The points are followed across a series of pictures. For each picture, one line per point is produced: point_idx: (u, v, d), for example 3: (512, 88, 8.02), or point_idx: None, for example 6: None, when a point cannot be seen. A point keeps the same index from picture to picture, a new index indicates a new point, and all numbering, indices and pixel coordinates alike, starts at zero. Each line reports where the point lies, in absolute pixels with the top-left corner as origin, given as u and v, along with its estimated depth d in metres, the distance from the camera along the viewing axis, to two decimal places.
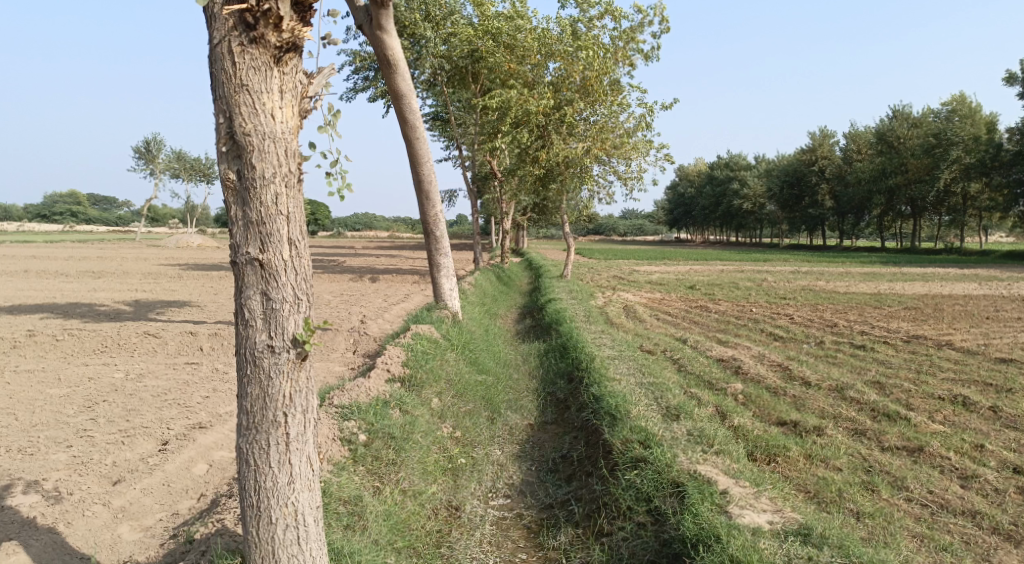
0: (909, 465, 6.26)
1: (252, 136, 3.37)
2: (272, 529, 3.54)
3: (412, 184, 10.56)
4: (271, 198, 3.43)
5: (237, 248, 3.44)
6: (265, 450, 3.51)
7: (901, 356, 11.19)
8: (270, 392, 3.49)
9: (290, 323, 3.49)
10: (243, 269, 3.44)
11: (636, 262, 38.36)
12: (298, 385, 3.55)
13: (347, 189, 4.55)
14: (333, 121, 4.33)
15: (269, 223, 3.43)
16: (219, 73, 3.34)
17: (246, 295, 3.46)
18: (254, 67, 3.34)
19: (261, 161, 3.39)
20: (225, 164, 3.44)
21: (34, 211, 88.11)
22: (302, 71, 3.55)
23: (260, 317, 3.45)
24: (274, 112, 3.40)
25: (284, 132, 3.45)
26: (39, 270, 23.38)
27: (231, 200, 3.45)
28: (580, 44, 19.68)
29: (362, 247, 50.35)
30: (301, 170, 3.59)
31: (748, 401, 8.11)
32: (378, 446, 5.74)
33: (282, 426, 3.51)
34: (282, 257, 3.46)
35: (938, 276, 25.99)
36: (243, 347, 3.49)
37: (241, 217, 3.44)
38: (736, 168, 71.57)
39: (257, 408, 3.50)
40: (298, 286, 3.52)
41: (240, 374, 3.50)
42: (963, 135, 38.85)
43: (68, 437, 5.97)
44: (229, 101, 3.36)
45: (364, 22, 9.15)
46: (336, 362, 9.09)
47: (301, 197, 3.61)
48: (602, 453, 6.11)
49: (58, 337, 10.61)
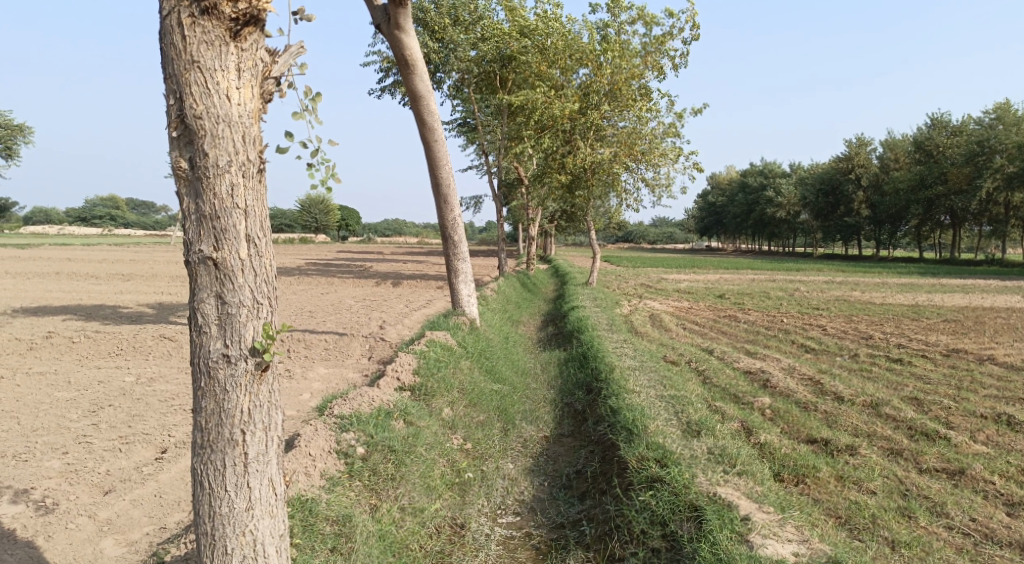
0: (950, 489, 5.83)
1: (204, 119, 3.33)
2: (228, 560, 3.47)
3: (431, 187, 10.35)
4: (225, 189, 3.40)
5: (190, 246, 3.40)
6: (221, 472, 3.45)
7: (940, 371, 10.64)
8: (226, 407, 3.44)
9: (247, 331, 3.46)
10: (196, 268, 3.40)
11: (665, 270, 37.65)
12: (258, 399, 3.50)
13: (332, 180, 4.47)
14: (311, 107, 4.27)
15: (223, 217, 3.39)
16: (168, 48, 3.31)
17: (201, 298, 3.42)
18: (205, 42, 3.30)
19: (214, 147, 3.36)
20: (176, 151, 3.40)
21: (75, 215, 89.85)
22: (263, 48, 3.52)
23: (214, 322, 3.42)
24: (229, 92, 3.36)
25: (241, 115, 3.42)
26: (71, 272, 23.64)
27: (183, 191, 3.42)
28: (609, 50, 19.41)
29: (392, 254, 50.40)
30: (262, 158, 3.56)
31: (776, 416, 7.71)
32: (376, 460, 5.47)
33: (240, 446, 3.45)
34: (240, 256, 3.43)
35: (980, 288, 25.02)
36: (197, 356, 3.45)
37: (194, 210, 3.40)
38: (771, 176, 70.69)
39: (212, 424, 3.45)
40: (257, 289, 3.48)
41: (195, 387, 3.47)
42: (1006, 143, 37.59)
43: (66, 443, 5.81)
44: (179, 80, 3.32)
45: (383, 21, 8.97)
46: (349, 368, 8.87)
47: (261, 190, 3.56)
48: (617, 470, 5.78)
49: (75, 339, 10.56)
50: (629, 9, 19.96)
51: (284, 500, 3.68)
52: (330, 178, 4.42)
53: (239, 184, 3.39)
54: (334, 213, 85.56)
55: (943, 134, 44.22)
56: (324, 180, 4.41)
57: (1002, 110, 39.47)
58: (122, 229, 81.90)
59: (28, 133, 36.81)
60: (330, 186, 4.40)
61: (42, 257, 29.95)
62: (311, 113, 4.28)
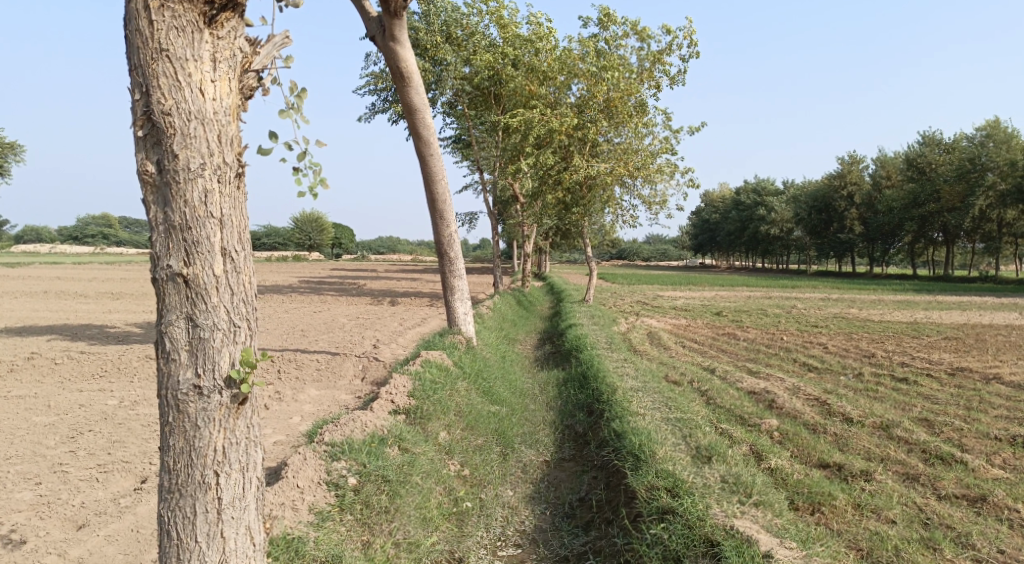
0: (972, 518, 5.54)
1: (172, 116, 3.11)
2: None
3: (426, 204, 10.09)
4: (198, 196, 3.18)
5: (157, 260, 3.18)
6: (190, 519, 3.22)
7: (947, 391, 10.38)
8: (197, 445, 3.22)
9: (222, 357, 3.25)
10: (164, 286, 3.19)
11: (661, 287, 37.34)
12: (232, 435, 3.29)
13: (320, 186, 4.22)
14: (298, 104, 4.04)
15: (196, 227, 3.18)
16: (134, 35, 3.10)
17: (168, 321, 3.20)
18: (176, 28, 3.11)
19: (184, 148, 3.14)
20: (142, 153, 3.18)
21: (66, 234, 89.24)
22: (241, 37, 3.33)
23: (184, 348, 3.20)
24: (203, 86, 3.16)
25: (216, 110, 3.21)
26: (58, 291, 23.19)
27: (150, 199, 3.20)
28: (605, 65, 19.28)
29: (386, 272, 50.15)
30: (240, 161, 3.37)
31: (785, 439, 7.43)
32: (369, 491, 5.15)
33: (213, 490, 3.23)
34: (213, 271, 3.22)
35: (976, 305, 24.86)
36: (165, 388, 3.22)
37: (162, 220, 3.19)
38: (764, 193, 70.95)
39: (181, 465, 3.23)
40: (233, 309, 3.27)
41: (162, 423, 3.24)
42: (998, 160, 37.75)
43: (40, 472, 5.48)
44: (146, 71, 3.11)
45: (377, 33, 8.77)
46: (342, 390, 8.55)
47: (237, 199, 3.35)
48: (624, 499, 5.49)
49: (57, 360, 10.21)
50: (624, 24, 19.90)
51: (263, 548, 3.46)
52: (318, 183, 4.19)
53: (212, 190, 3.17)
54: (328, 231, 85.40)
55: (935, 151, 44.38)
56: (311, 185, 4.15)
57: (993, 127, 39.60)
58: (115, 248, 81.29)
59: (19, 151, 36.41)
60: (319, 192, 4.17)
61: (30, 276, 29.47)
62: (297, 111, 4.07)
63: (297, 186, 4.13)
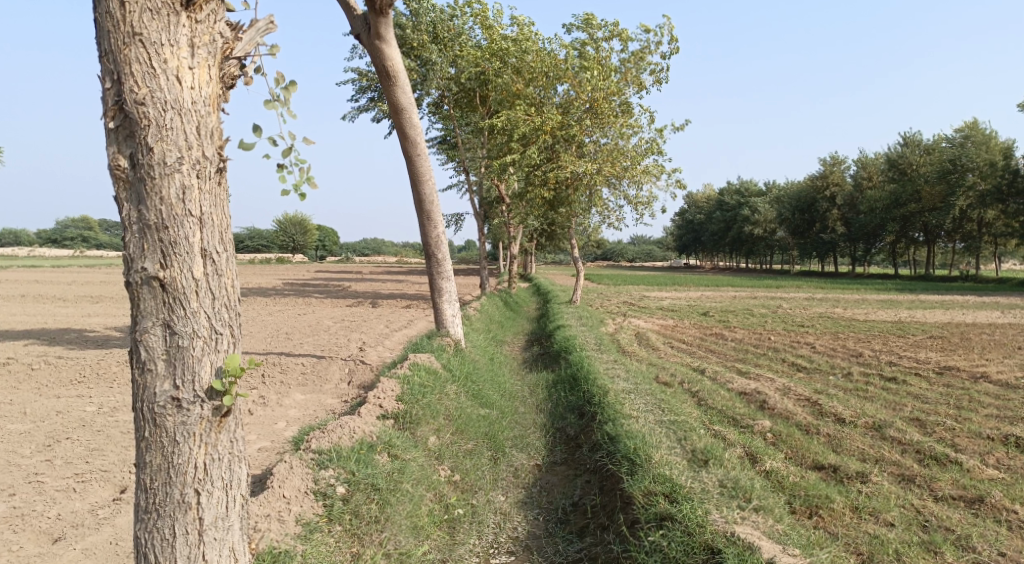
0: (971, 520, 5.47)
1: (146, 106, 2.96)
2: None
3: (413, 205, 9.91)
4: (175, 191, 3.02)
5: (131, 263, 3.02)
6: (169, 542, 3.06)
7: (937, 390, 10.35)
8: (176, 462, 3.06)
9: (202, 368, 3.10)
10: (138, 290, 3.02)
11: (648, 288, 37.33)
12: (213, 451, 3.13)
13: (307, 183, 4.07)
14: (285, 96, 3.89)
15: (172, 226, 3.02)
16: (104, 18, 2.95)
17: (144, 328, 3.04)
18: (150, 11, 2.96)
19: (159, 140, 2.99)
20: (115, 146, 3.03)
21: (46, 237, 88.08)
22: (220, 21, 3.17)
23: (161, 357, 3.04)
24: (180, 73, 3.01)
25: (193, 99, 3.06)
26: (37, 294, 22.78)
27: (123, 196, 3.04)
28: (586, 65, 19.11)
29: (370, 273, 49.92)
30: (221, 156, 3.22)
31: (778, 440, 7.35)
32: (358, 500, 5.00)
33: (193, 509, 3.07)
34: (191, 274, 3.06)
35: (958, 304, 25.04)
36: (140, 401, 3.06)
37: (136, 219, 3.02)
38: (748, 194, 71.42)
39: (159, 483, 3.06)
40: (215, 315, 3.12)
41: (138, 438, 3.08)
42: (978, 160, 38.13)
43: (14, 483, 5.26)
44: (117, 57, 2.96)
45: (362, 31, 8.60)
46: (328, 394, 8.36)
47: (217, 194, 3.20)
48: (620, 504, 5.38)
49: (35, 365, 9.93)
50: (606, 26, 19.89)
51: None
52: (304, 180, 4.04)
53: (190, 185, 3.02)
54: (312, 233, 84.80)
55: (916, 152, 44.78)
56: (298, 182, 4.00)
57: (971, 128, 40.00)
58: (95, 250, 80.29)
59: None
60: (305, 190, 4.02)
61: (8, 280, 28.98)
62: (283, 103, 3.91)
63: (284, 182, 3.98)
